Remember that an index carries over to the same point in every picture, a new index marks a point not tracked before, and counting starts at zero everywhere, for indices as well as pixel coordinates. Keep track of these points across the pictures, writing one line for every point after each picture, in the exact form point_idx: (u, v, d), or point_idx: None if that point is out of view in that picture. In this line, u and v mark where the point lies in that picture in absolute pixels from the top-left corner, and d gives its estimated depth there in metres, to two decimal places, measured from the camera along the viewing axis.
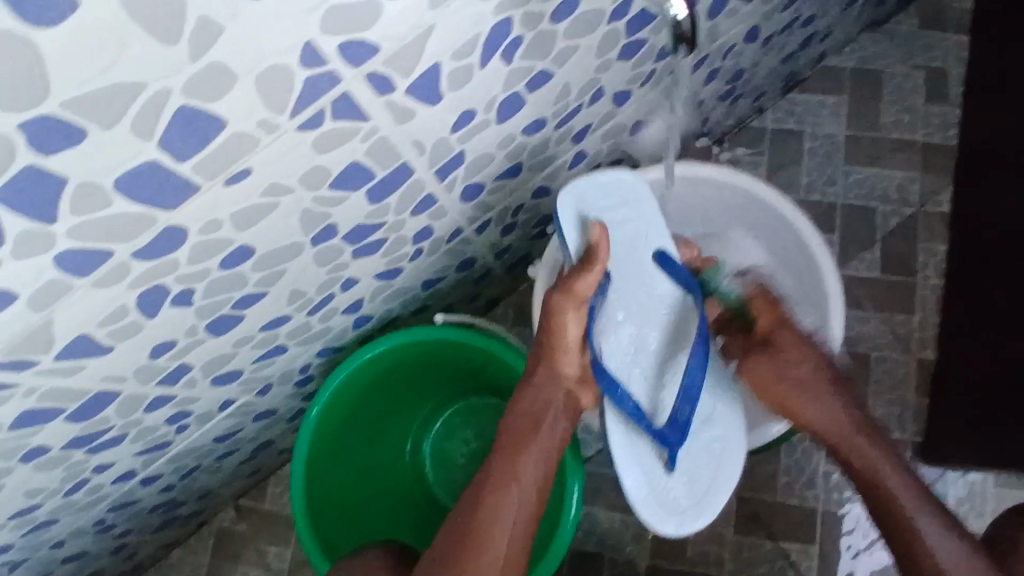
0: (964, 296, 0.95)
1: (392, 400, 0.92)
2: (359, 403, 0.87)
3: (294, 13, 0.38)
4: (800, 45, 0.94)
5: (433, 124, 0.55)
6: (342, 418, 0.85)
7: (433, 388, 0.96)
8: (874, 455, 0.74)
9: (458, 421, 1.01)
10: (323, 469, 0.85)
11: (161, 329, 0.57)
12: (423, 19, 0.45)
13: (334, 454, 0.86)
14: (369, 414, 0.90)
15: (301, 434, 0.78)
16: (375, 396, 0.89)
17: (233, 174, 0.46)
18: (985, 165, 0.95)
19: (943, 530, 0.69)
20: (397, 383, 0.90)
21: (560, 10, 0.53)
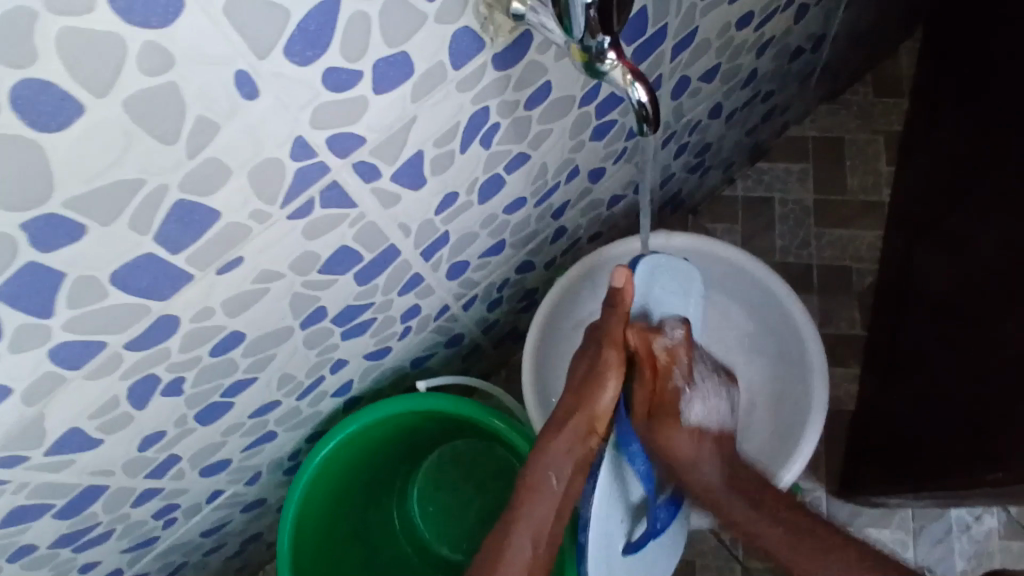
0: (886, 328, 0.94)
1: (379, 461, 0.90)
2: (345, 472, 0.85)
3: (285, 111, 0.41)
4: (763, 118, 1.00)
5: (418, 207, 0.58)
6: (329, 486, 0.83)
7: (423, 440, 0.94)
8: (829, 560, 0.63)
9: (445, 466, 1.00)
10: (313, 544, 0.84)
11: (150, 420, 0.57)
12: (406, 111, 0.48)
13: (323, 525, 0.85)
14: (356, 480, 0.88)
15: (286, 512, 0.76)
16: (364, 461, 0.87)
17: (225, 262, 0.47)
18: (908, 202, 0.96)
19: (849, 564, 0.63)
20: (385, 443, 0.87)
21: (533, 98, 0.57)
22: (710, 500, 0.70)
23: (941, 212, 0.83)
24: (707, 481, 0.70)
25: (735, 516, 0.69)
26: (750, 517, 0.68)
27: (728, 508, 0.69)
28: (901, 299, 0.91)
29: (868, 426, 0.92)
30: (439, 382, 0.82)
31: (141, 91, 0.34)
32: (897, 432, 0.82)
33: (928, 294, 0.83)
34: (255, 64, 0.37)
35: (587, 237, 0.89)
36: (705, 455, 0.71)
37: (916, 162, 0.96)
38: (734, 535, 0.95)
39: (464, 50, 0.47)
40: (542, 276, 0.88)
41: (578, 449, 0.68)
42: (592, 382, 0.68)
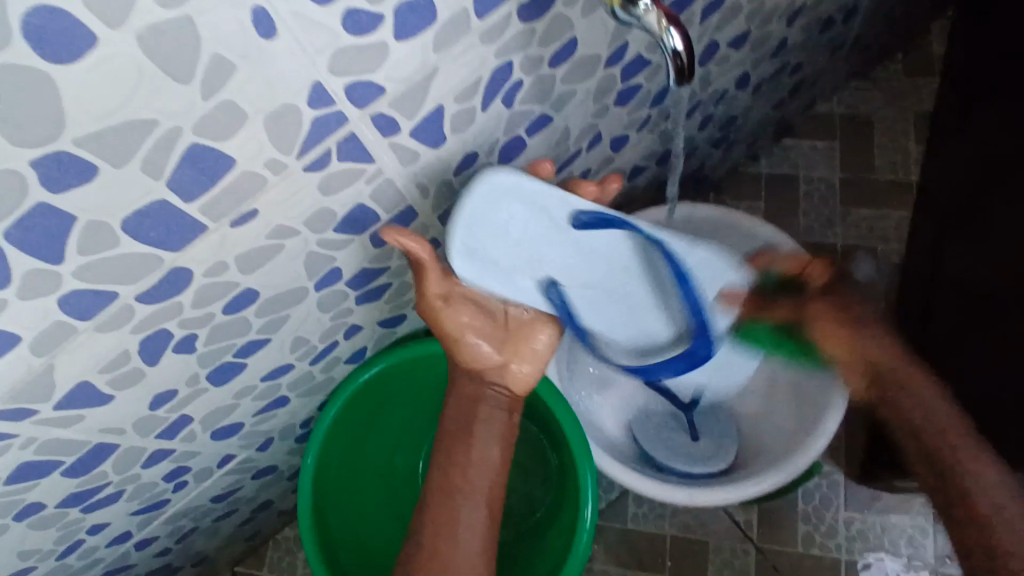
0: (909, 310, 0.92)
1: (408, 415, 0.90)
2: (373, 419, 0.85)
3: (303, 54, 0.39)
4: (790, 92, 0.97)
5: (437, 165, 0.56)
6: (359, 426, 0.83)
7: None
8: (936, 400, 0.63)
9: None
10: (336, 486, 0.83)
11: (162, 378, 0.56)
12: (428, 61, 0.46)
13: (348, 469, 0.85)
14: (382, 431, 0.88)
15: (314, 443, 0.76)
16: (395, 406, 0.87)
17: (239, 215, 0.46)
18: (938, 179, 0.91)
19: (1016, 499, 0.58)
20: (418, 390, 0.87)
21: (558, 54, 0.55)
22: (895, 382, 0.66)
23: (981, 186, 0.76)
24: (932, 420, 0.62)
25: (938, 439, 0.61)
26: (937, 405, 0.63)
27: (920, 389, 0.64)
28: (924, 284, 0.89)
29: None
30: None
31: (155, 24, 0.33)
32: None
33: (954, 277, 0.80)
34: (273, 0, 0.36)
35: (607, 210, 0.88)
36: (876, 336, 0.68)
37: (949, 138, 0.90)
38: (749, 516, 0.94)
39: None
40: None
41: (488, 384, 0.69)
42: (470, 400, 0.69)
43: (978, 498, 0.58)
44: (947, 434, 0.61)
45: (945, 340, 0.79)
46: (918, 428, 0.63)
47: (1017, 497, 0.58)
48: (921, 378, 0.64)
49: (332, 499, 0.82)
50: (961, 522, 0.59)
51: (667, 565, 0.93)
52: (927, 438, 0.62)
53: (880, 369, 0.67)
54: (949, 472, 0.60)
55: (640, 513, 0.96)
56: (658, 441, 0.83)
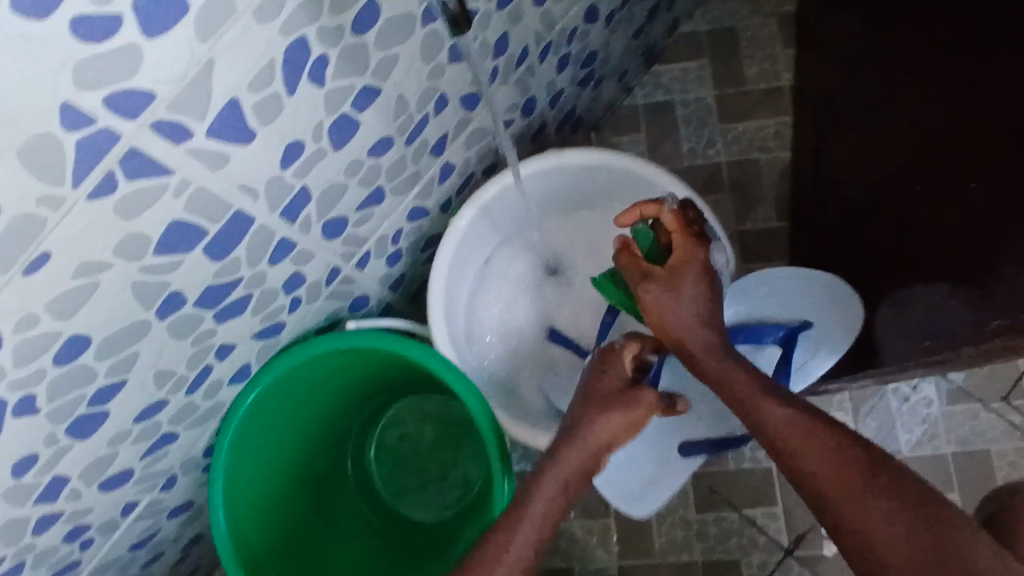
0: (801, 214, 0.93)
1: (319, 418, 0.88)
2: (280, 432, 0.81)
3: (35, 75, 0.35)
4: (647, 17, 0.95)
5: (259, 163, 0.52)
6: (266, 441, 0.79)
7: (371, 392, 0.92)
8: (725, 361, 0.59)
9: (399, 421, 0.98)
10: (254, 506, 0.80)
11: (11, 445, 0.52)
12: (197, 53, 0.41)
13: (267, 489, 0.82)
14: (296, 442, 0.85)
15: (216, 469, 0.72)
16: (306, 411, 0.84)
17: (29, 260, 0.42)
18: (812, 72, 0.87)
19: (834, 458, 0.50)
20: (326, 391, 0.85)
21: (360, 21, 0.51)
22: (689, 357, 0.62)
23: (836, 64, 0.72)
24: (733, 378, 0.58)
25: (737, 389, 0.57)
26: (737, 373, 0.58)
27: (722, 367, 0.59)
28: (811, 193, 0.89)
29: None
30: (369, 325, 0.79)
31: None
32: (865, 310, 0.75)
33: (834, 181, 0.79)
34: None
35: (482, 171, 0.85)
36: (674, 291, 0.62)
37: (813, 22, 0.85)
38: None
39: None
40: (442, 219, 0.84)
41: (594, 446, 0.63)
42: (591, 397, 0.65)
43: (791, 452, 0.52)
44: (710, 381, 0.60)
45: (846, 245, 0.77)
46: (717, 382, 0.59)
47: (837, 458, 0.50)
48: (761, 400, 0.56)
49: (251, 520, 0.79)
50: (807, 483, 0.51)
51: (612, 508, 0.95)
52: (728, 390, 0.58)
53: (674, 342, 0.63)
54: (756, 425, 0.55)
55: None
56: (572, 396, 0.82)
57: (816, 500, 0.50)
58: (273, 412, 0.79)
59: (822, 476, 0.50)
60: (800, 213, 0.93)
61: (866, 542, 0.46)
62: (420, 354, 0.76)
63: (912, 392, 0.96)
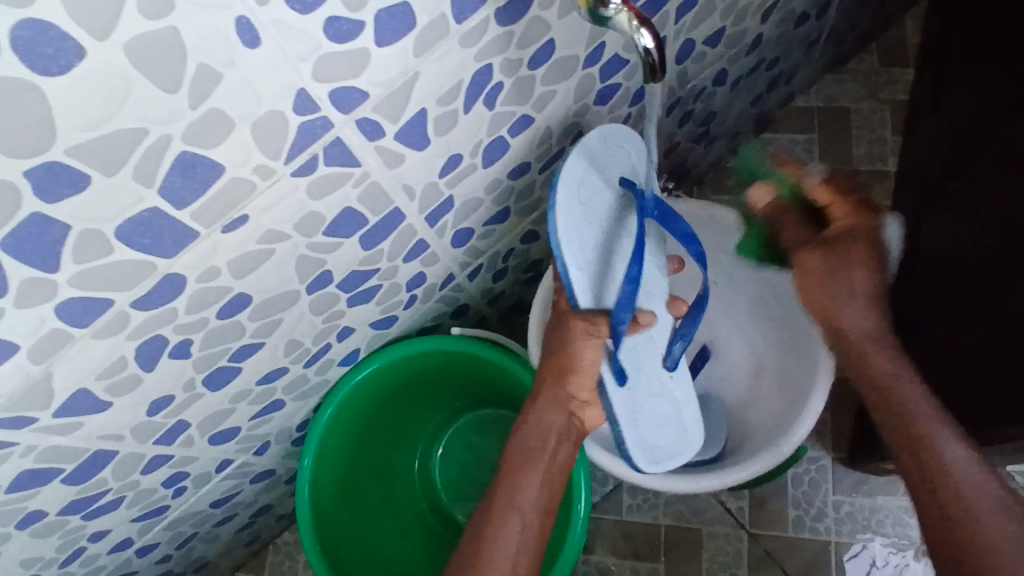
0: (895, 295, 0.94)
1: (398, 413, 0.92)
2: (365, 420, 0.86)
3: (288, 63, 0.41)
4: (768, 87, 0.99)
5: (422, 168, 0.58)
6: (352, 427, 0.84)
7: (447, 397, 0.96)
8: (905, 376, 0.65)
9: (466, 432, 1.01)
10: (331, 487, 0.83)
11: (159, 384, 0.57)
12: (408, 66, 0.47)
13: (343, 472, 0.85)
14: (375, 432, 0.90)
15: (308, 443, 0.77)
16: (390, 404, 0.88)
17: (230, 221, 0.47)
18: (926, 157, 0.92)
19: (974, 463, 0.59)
20: (411, 388, 0.89)
21: (536, 57, 0.57)
22: (862, 350, 0.68)
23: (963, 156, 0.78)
24: (895, 382, 0.65)
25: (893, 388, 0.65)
26: (917, 395, 0.63)
27: (874, 356, 0.67)
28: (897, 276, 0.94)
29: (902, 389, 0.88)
30: (469, 332, 0.84)
31: (145, 37, 0.34)
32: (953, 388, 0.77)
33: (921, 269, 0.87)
34: (255, 11, 0.37)
35: None
36: (855, 295, 0.70)
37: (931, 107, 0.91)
38: (740, 504, 0.95)
39: (466, 4, 0.46)
40: (548, 246, 0.88)
41: (560, 416, 0.69)
42: (561, 371, 0.67)
43: (941, 448, 0.60)
44: (877, 378, 0.66)
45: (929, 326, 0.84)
46: (883, 384, 0.65)
47: (980, 464, 0.59)
48: (934, 422, 0.61)
49: (327, 500, 0.82)
50: (936, 488, 0.59)
51: (662, 554, 0.95)
52: (880, 382, 0.66)
53: (849, 341, 0.69)
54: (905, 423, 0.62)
55: (634, 504, 0.97)
56: None
57: (931, 478, 0.59)
58: (366, 400, 0.83)
59: (967, 479, 0.58)
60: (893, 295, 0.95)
61: (986, 545, 0.55)
62: (514, 366, 0.81)
63: None
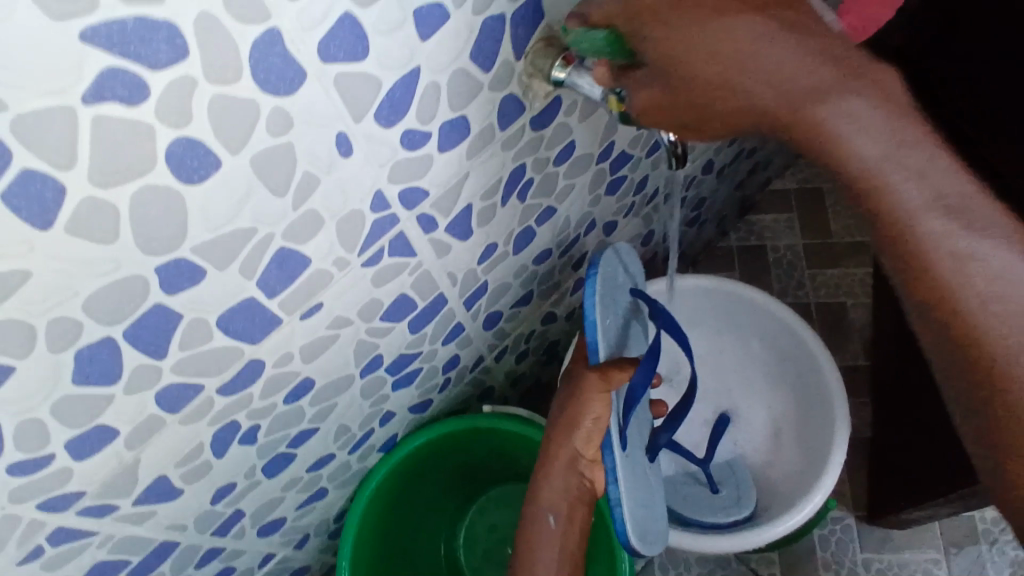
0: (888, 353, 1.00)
1: (423, 496, 0.93)
2: (396, 504, 0.87)
3: (370, 169, 0.48)
4: (748, 173, 1.10)
5: (465, 256, 0.64)
6: (383, 513, 0.85)
7: (469, 476, 0.97)
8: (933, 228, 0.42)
9: (488, 508, 1.02)
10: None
11: (226, 471, 0.60)
12: (461, 167, 0.55)
13: (377, 560, 0.87)
14: (405, 514, 0.91)
15: (347, 534, 0.79)
16: (416, 487, 0.90)
17: (309, 308, 0.53)
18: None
19: None
20: (435, 469, 0.91)
21: (560, 155, 0.65)
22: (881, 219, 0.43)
23: None
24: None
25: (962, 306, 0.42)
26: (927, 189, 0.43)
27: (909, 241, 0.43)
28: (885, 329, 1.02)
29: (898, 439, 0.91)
30: (500, 409, 0.88)
31: (267, 149, 0.41)
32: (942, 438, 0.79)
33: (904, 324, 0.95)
34: (352, 127, 0.44)
35: None
36: (873, 122, 0.43)
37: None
38: (772, 571, 0.97)
39: (509, 113, 0.55)
40: (565, 327, 0.94)
41: (572, 477, 0.69)
42: (565, 428, 0.69)
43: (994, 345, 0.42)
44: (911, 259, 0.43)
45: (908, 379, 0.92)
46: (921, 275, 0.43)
47: None
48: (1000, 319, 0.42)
49: None
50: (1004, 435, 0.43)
51: None
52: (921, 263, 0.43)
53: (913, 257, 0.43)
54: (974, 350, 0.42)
55: None
56: (681, 498, 0.86)
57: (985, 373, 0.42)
58: (398, 483, 0.85)
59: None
60: (886, 354, 1.01)
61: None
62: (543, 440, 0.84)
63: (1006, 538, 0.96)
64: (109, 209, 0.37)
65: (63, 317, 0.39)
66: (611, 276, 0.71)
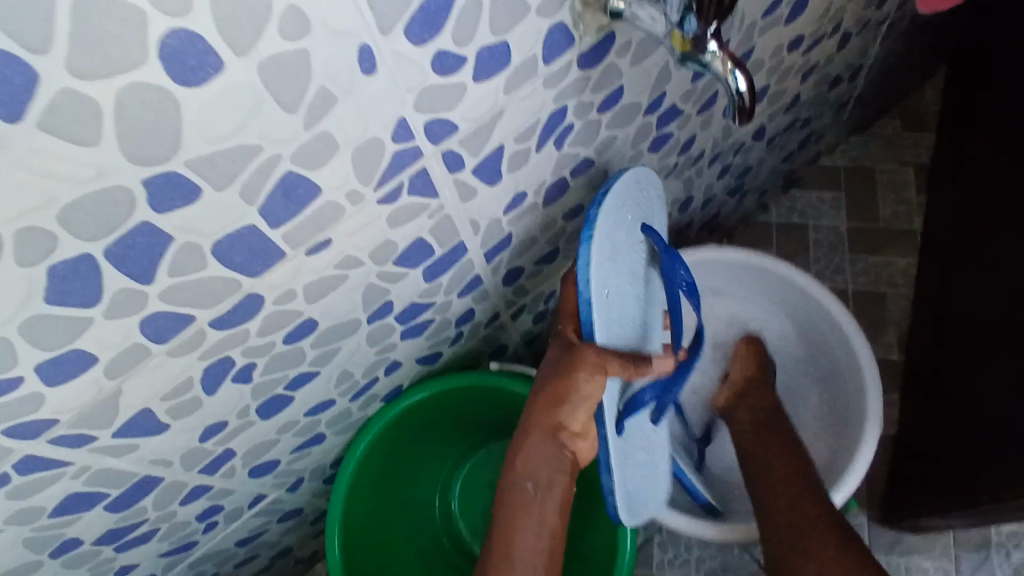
0: (927, 352, 0.94)
1: (424, 446, 0.90)
2: (393, 453, 0.84)
3: (395, 91, 0.42)
4: (799, 145, 1.02)
5: (490, 204, 0.59)
6: (382, 460, 0.82)
7: (473, 429, 0.93)
8: None
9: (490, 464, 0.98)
10: (360, 522, 0.82)
11: (217, 409, 0.57)
12: (497, 102, 0.49)
13: (371, 506, 0.84)
14: (400, 465, 0.88)
15: (342, 479, 0.76)
16: (418, 436, 0.87)
17: (315, 244, 0.48)
18: (956, 218, 0.94)
19: None
20: (440, 420, 0.87)
21: (605, 102, 0.59)
22: None
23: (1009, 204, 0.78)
24: None
25: None
26: None
27: None
28: (927, 326, 0.96)
29: (927, 441, 0.87)
30: (511, 369, 0.83)
31: (278, 54, 0.35)
32: (978, 446, 0.74)
33: (950, 323, 0.89)
34: (378, 40, 0.38)
35: None
36: None
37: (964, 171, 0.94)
38: None
39: (556, 45, 0.49)
40: None
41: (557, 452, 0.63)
42: (552, 400, 0.62)
43: None
44: None
45: (946, 382, 0.86)
46: None
47: None
48: None
49: (357, 537, 0.81)
50: None
51: None
52: None
53: None
54: None
55: (666, 559, 0.95)
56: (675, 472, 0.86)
57: None
58: (399, 432, 0.81)
59: None
60: (924, 353, 0.95)
61: None
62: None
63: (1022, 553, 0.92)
64: (91, 105, 0.32)
65: (35, 227, 0.35)
66: (616, 229, 0.63)
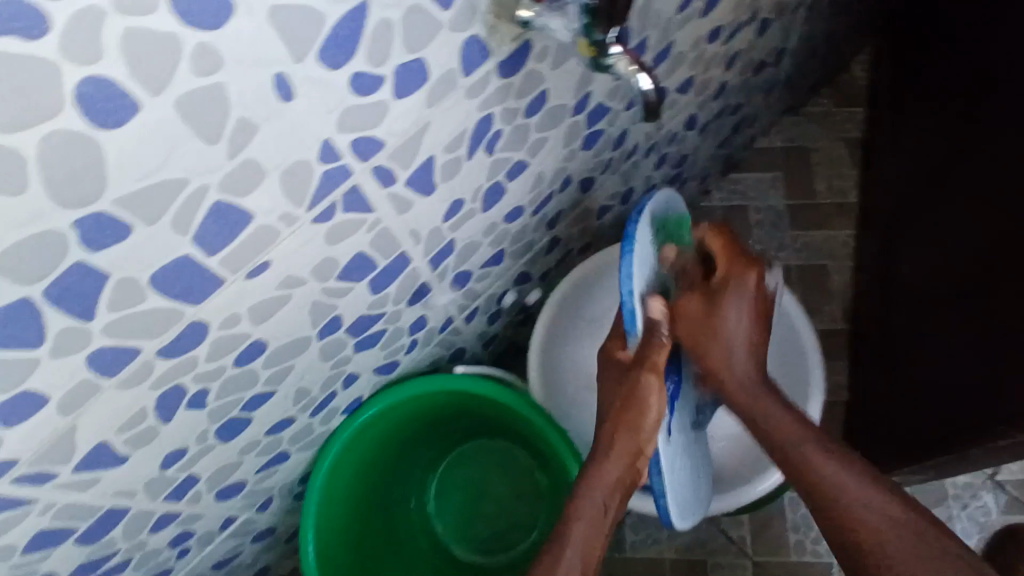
0: (869, 319, 0.99)
1: (396, 451, 0.91)
2: (363, 461, 0.85)
3: (316, 115, 0.44)
4: (733, 130, 1.06)
5: (429, 213, 0.61)
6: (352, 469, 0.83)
7: (443, 430, 0.95)
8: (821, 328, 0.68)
9: (462, 462, 1.00)
10: (337, 531, 0.83)
11: (175, 436, 0.57)
12: (421, 116, 0.51)
13: (346, 515, 0.85)
14: (372, 473, 0.89)
15: (313, 490, 0.77)
16: (388, 442, 0.88)
17: (255, 267, 0.49)
18: (896, 188, 0.96)
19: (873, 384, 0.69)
20: (409, 425, 0.88)
21: (531, 106, 0.61)
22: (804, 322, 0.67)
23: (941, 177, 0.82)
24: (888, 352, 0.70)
25: None
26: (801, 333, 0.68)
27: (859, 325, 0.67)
28: (869, 294, 1.00)
29: (878, 405, 0.91)
30: (471, 371, 0.85)
31: (193, 91, 0.37)
32: (925, 405, 0.78)
33: (890, 289, 0.93)
34: (293, 68, 0.40)
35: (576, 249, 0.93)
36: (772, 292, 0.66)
37: (904, 140, 0.95)
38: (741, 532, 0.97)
39: (473, 58, 0.50)
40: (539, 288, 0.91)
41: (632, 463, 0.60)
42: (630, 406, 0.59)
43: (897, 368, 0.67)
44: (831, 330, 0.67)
45: (889, 346, 0.91)
46: None
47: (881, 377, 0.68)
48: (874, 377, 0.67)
49: (335, 546, 0.82)
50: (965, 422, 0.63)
51: None
52: None
53: None
54: None
55: (639, 540, 0.98)
56: None
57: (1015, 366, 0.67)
58: (365, 442, 0.83)
59: None
60: (867, 321, 1.00)
61: None
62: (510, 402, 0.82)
63: (972, 500, 0.97)
64: (13, 156, 0.33)
65: None
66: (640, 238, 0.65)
